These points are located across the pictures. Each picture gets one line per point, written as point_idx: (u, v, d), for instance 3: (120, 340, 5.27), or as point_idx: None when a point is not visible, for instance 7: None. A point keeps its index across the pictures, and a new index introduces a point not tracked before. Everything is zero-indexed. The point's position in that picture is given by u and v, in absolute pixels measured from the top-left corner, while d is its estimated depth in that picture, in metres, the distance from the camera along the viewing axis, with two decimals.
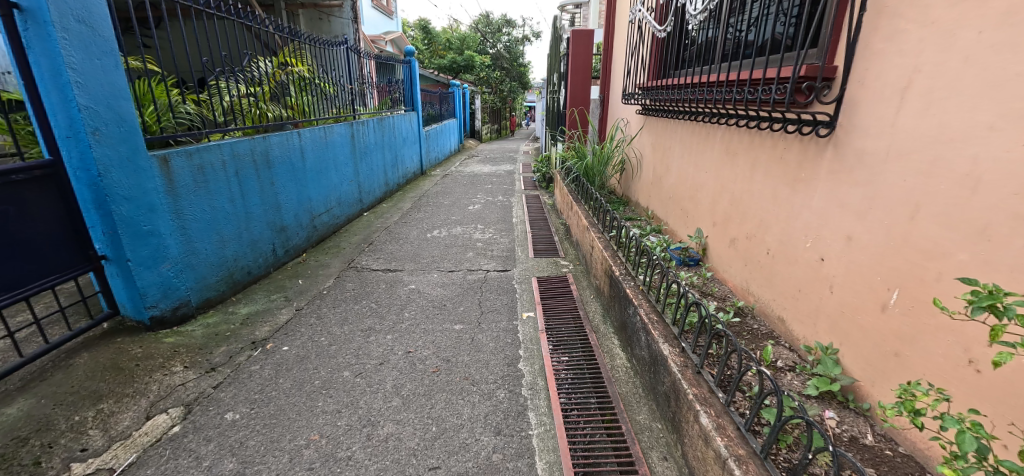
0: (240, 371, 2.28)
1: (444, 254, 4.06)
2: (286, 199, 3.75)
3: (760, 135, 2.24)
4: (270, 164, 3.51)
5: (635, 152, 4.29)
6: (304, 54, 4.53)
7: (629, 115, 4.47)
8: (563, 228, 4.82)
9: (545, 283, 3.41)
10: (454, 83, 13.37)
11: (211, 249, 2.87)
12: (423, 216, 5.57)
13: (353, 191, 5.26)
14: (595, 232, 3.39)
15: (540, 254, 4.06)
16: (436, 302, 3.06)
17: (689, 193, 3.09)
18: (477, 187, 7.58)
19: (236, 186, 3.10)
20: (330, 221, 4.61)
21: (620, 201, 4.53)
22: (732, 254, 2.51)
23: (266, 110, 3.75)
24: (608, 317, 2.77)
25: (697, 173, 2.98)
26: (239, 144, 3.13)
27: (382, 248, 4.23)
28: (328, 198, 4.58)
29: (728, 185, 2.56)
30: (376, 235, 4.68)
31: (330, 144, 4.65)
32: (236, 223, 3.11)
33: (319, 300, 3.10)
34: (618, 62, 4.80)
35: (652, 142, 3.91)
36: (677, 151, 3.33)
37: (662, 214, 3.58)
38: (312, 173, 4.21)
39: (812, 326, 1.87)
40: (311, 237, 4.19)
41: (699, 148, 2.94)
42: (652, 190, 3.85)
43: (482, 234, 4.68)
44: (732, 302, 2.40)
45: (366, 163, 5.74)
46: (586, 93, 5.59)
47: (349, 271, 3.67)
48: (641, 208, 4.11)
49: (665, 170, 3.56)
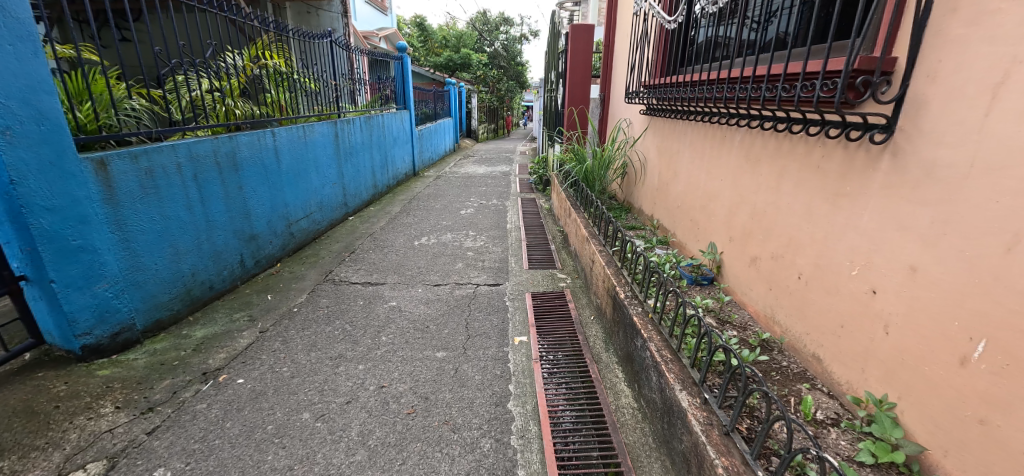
0: (184, 411, 1.94)
1: (431, 265, 3.73)
2: (257, 205, 3.41)
3: (791, 140, 1.93)
4: (238, 166, 3.18)
5: (638, 155, 3.97)
6: (281, 47, 4.18)
7: (632, 115, 4.16)
8: (560, 236, 4.50)
9: (540, 299, 3.09)
10: (449, 81, 13.02)
11: (163, 264, 2.54)
12: (411, 221, 5.23)
13: (336, 195, 4.92)
14: (595, 244, 3.06)
15: (535, 266, 3.74)
16: (418, 324, 2.73)
17: (701, 203, 2.77)
18: (471, 190, 7.24)
19: (195, 191, 2.78)
20: (309, 227, 4.27)
21: (621, 208, 4.22)
22: (754, 275, 2.20)
23: (234, 108, 3.40)
24: (610, 345, 2.45)
25: (710, 181, 2.66)
26: (199, 144, 2.80)
27: (364, 258, 3.89)
28: (307, 203, 4.25)
29: (748, 197, 2.25)
30: (359, 242, 4.35)
31: (310, 144, 4.31)
32: (195, 234, 2.78)
33: (288, 320, 2.77)
34: (621, 59, 4.48)
35: (657, 145, 3.60)
36: (686, 157, 3.02)
37: (669, 225, 3.27)
38: (288, 176, 3.87)
39: (861, 371, 1.56)
40: (286, 245, 3.85)
41: (713, 153, 2.63)
42: (658, 197, 3.54)
43: (473, 242, 4.35)
44: (755, 331, 2.09)
45: (351, 165, 5.40)
46: (586, 93, 5.27)
47: (325, 285, 3.33)
48: (645, 217, 3.79)
49: (673, 176, 3.25)
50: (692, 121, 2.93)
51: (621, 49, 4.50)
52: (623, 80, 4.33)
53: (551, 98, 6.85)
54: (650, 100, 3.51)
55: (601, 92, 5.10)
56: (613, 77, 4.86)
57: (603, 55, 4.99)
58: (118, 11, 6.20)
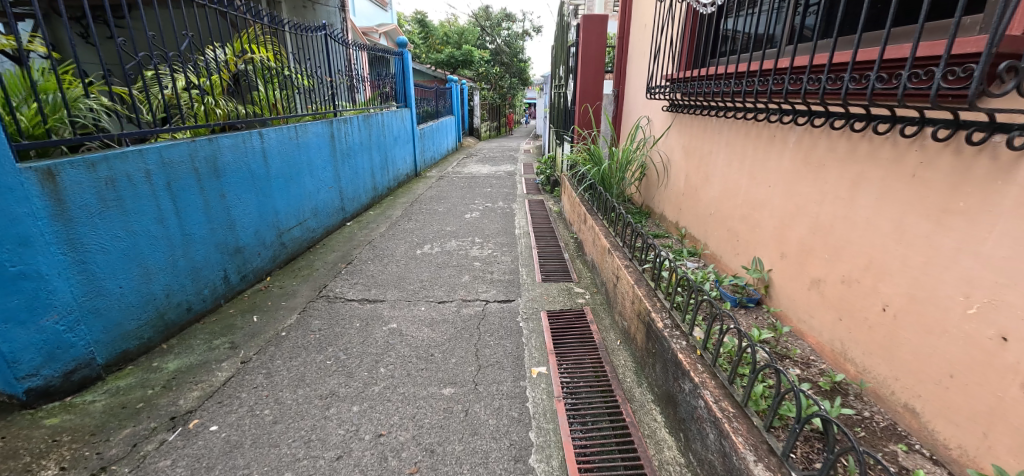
0: (142, 471, 1.64)
1: (435, 278, 3.40)
2: (241, 214, 3.10)
3: (869, 142, 1.59)
4: (219, 172, 2.87)
5: (660, 156, 3.63)
6: (270, 40, 3.83)
7: (651, 111, 3.81)
8: (574, 243, 4.17)
9: (557, 320, 2.76)
10: (452, 79, 12.68)
11: (129, 287, 2.23)
12: (413, 226, 4.91)
13: (333, 199, 4.60)
14: (620, 257, 2.73)
15: (549, 278, 3.42)
16: (421, 351, 2.40)
17: (742, 212, 2.44)
18: (475, 191, 6.90)
19: (168, 202, 2.47)
20: (302, 235, 3.95)
21: (640, 213, 3.89)
22: (817, 301, 1.87)
23: (215, 107, 3.06)
24: (644, 378, 2.12)
25: (754, 187, 2.33)
26: (172, 148, 2.50)
27: (361, 270, 3.57)
28: (301, 209, 3.93)
29: (809, 208, 1.91)
30: (357, 251, 4.03)
31: (304, 146, 3.99)
32: (169, 250, 2.47)
33: (274, 348, 2.45)
34: (639, 52, 4.13)
35: (682, 145, 3.27)
36: (721, 158, 2.68)
37: (700, 235, 2.93)
38: (278, 181, 3.55)
39: (982, 437, 1.23)
40: (277, 258, 3.53)
41: (757, 156, 2.30)
42: (685, 203, 3.21)
43: (480, 250, 4.02)
44: (821, 370, 1.76)
45: (349, 166, 5.08)
46: (599, 89, 4.92)
47: (318, 303, 3.01)
48: (669, 223, 3.46)
49: (703, 179, 2.92)
50: (728, 118, 2.59)
51: (639, 40, 4.15)
52: (642, 75, 3.99)
53: (559, 94, 6.48)
54: (676, 93, 3.14)
55: (616, 88, 4.75)
56: (629, 72, 4.51)
57: (618, 48, 4.64)
58: (103, 9, 5.87)
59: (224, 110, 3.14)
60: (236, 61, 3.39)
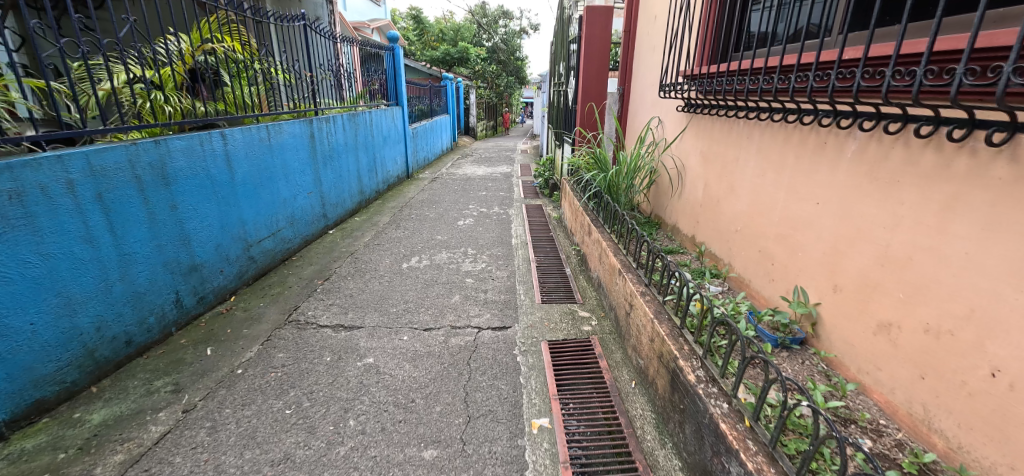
0: None
1: (421, 299, 3.01)
2: (197, 227, 2.71)
3: (973, 156, 1.25)
4: (168, 179, 2.49)
5: (673, 161, 3.26)
6: (237, 29, 3.41)
7: (662, 111, 3.44)
8: (576, 256, 3.80)
9: (559, 353, 2.39)
10: (446, 76, 12.26)
11: (44, 323, 1.86)
12: (400, 235, 4.51)
13: (312, 206, 4.20)
14: (632, 279, 2.34)
15: (549, 299, 3.04)
16: (400, 396, 2.03)
17: (778, 232, 2.08)
18: (469, 195, 6.50)
19: (100, 218, 2.09)
20: (275, 247, 3.55)
21: (649, 224, 3.53)
22: (887, 351, 1.51)
23: (164, 103, 2.63)
24: (668, 436, 1.76)
25: (795, 203, 1.96)
26: (104, 153, 2.11)
27: (339, 289, 3.18)
28: (274, 218, 3.54)
29: (874, 234, 1.56)
30: (337, 265, 3.64)
31: (279, 148, 3.59)
32: (102, 275, 2.09)
33: (224, 391, 2.06)
34: (649, 47, 3.76)
35: (699, 150, 2.90)
36: (748, 167, 2.32)
37: (722, 253, 2.57)
38: (244, 187, 3.14)
39: None
40: (243, 274, 3.14)
41: (799, 166, 1.93)
42: (702, 215, 2.85)
43: (473, 264, 3.64)
44: (898, 441, 1.41)
45: (331, 169, 4.67)
46: (603, 87, 4.56)
47: (285, 330, 2.62)
48: (684, 237, 3.10)
49: (726, 188, 2.56)
50: (759, 120, 2.23)
51: (648, 34, 3.78)
52: (653, 72, 3.63)
53: (559, 93, 6.09)
54: (695, 91, 2.76)
55: (621, 87, 4.38)
56: (636, 69, 4.14)
57: (624, 43, 4.28)
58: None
59: (177, 107, 2.72)
60: (195, 53, 2.99)
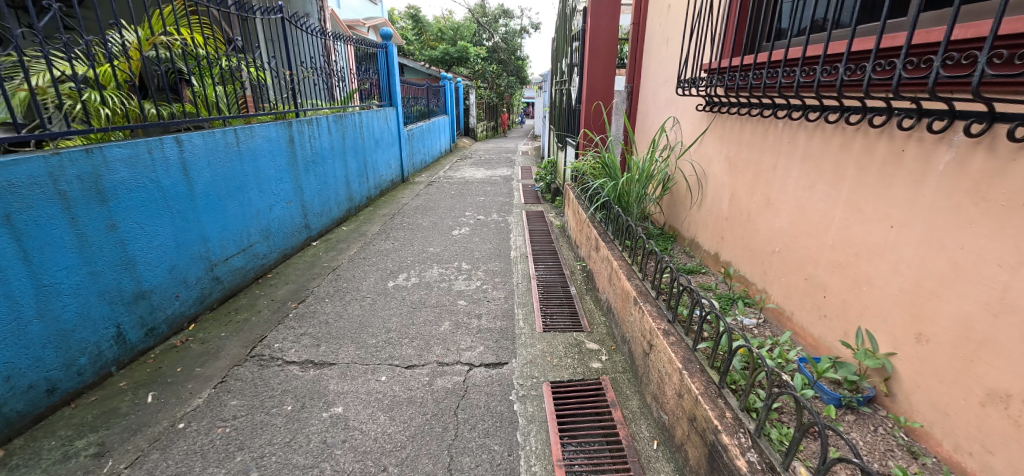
0: None
1: (405, 327, 2.63)
2: (144, 248, 2.35)
3: None
4: (105, 194, 2.14)
5: (693, 167, 2.87)
6: (201, 21, 3.03)
7: (679, 110, 3.05)
8: (583, 272, 3.41)
9: (565, 400, 2.01)
10: (445, 76, 11.87)
11: None
12: (390, 247, 4.14)
13: (292, 216, 3.82)
14: (653, 311, 1.96)
15: (552, 326, 2.66)
16: (370, 462, 1.66)
17: (834, 259, 1.70)
18: (467, 200, 6.11)
19: (7, 244, 1.76)
20: (246, 265, 3.19)
21: (664, 237, 3.15)
22: (1001, 429, 1.14)
23: (100, 105, 2.25)
24: None
25: (858, 224, 1.59)
26: (14, 166, 1.78)
27: (314, 314, 2.80)
28: (245, 232, 3.17)
29: (982, 271, 1.19)
30: (316, 284, 3.27)
31: (250, 154, 3.21)
32: (10, 313, 1.76)
33: (158, 455, 1.72)
34: (662, 40, 3.38)
35: (724, 155, 2.51)
36: (791, 176, 1.94)
37: (756, 278, 2.19)
38: (206, 199, 2.78)
39: None
40: (206, 298, 2.78)
41: (865, 179, 1.56)
42: (728, 229, 2.47)
43: (467, 282, 3.26)
44: None
45: (315, 175, 4.29)
46: (610, 85, 4.16)
47: (244, 368, 2.25)
48: (707, 254, 2.71)
49: (759, 200, 2.18)
50: (804, 121, 1.86)
51: (662, 26, 3.39)
52: (668, 68, 3.24)
53: (562, 92, 5.68)
54: (718, 87, 2.38)
55: (630, 84, 4.01)
56: (646, 65, 3.77)
57: (633, 38, 3.90)
58: None
59: (119, 110, 2.35)
60: (145, 47, 2.62)
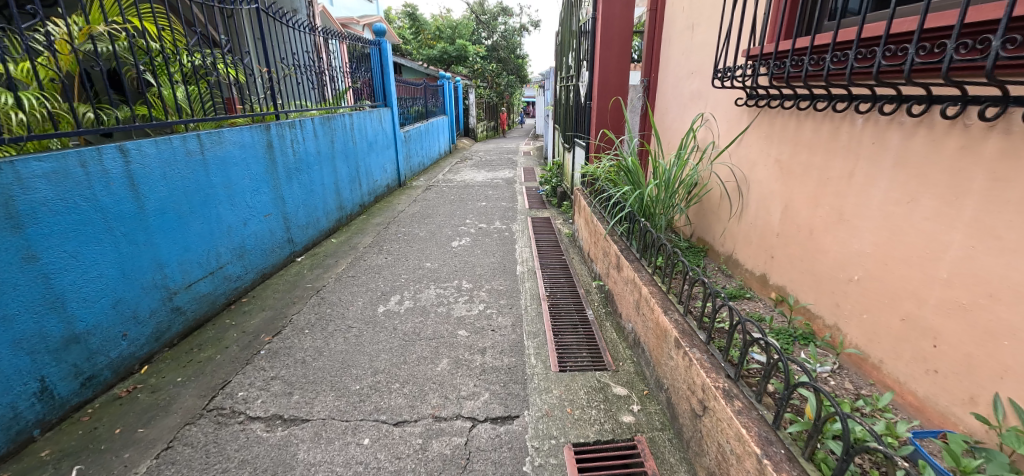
0: None
1: (395, 366, 2.22)
2: (77, 283, 1.95)
3: None
4: (19, 218, 1.75)
5: (732, 173, 2.45)
6: (154, 10, 2.60)
7: (710, 106, 2.63)
8: (601, 292, 2.99)
9: (594, 471, 1.60)
10: (444, 76, 11.43)
11: None
12: (382, 261, 3.73)
13: (272, 231, 3.41)
14: (708, 359, 1.54)
15: (569, 363, 2.24)
16: None
17: (952, 299, 1.29)
18: (467, 206, 5.69)
19: None
20: (215, 291, 2.78)
21: (695, 252, 2.73)
22: None
23: (14, 109, 1.83)
24: None
25: (994, 256, 1.18)
26: None
27: (289, 350, 2.39)
28: (213, 253, 2.76)
29: None
30: (296, 310, 2.86)
31: (217, 163, 2.81)
32: None
33: None
34: (686, 26, 2.98)
35: (773, 158, 2.10)
36: (878, 186, 1.53)
37: (823, 311, 1.78)
38: (161, 218, 2.38)
39: None
40: (162, 334, 2.38)
41: (1006, 195, 1.15)
42: (779, 247, 2.06)
43: (468, 307, 2.84)
44: None
45: (299, 183, 3.87)
46: (625, 79, 3.74)
47: (197, 429, 1.85)
48: (750, 275, 2.30)
49: (826, 214, 1.77)
50: (898, 116, 1.45)
51: (686, 10, 2.98)
52: (696, 56, 2.83)
53: (569, 88, 5.25)
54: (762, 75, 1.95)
55: (647, 78, 3.61)
56: (666, 56, 3.36)
57: (649, 27, 3.51)
58: None
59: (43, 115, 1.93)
60: (82, 40, 2.20)
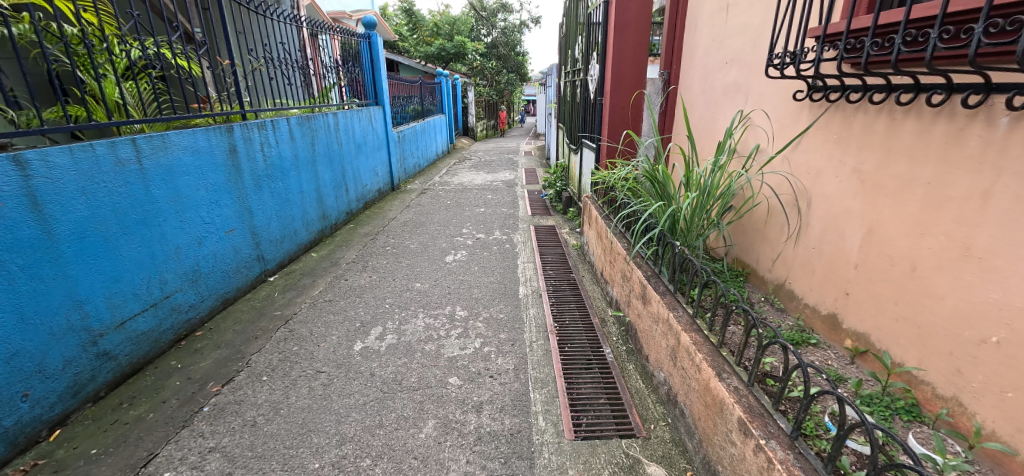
0: None
1: (368, 431, 1.76)
2: None
3: None
4: None
5: (788, 185, 1.98)
6: None
7: (756, 102, 2.16)
8: (620, 323, 2.52)
9: None
10: (441, 73, 10.96)
11: None
12: (365, 281, 3.26)
13: (236, 249, 2.94)
14: (798, 463, 1.08)
15: (587, 425, 1.78)
16: None
17: None
18: (464, 213, 5.21)
19: None
20: (160, 327, 2.32)
21: (737, 279, 2.26)
22: None
23: None
24: None
25: None
26: None
27: (239, 406, 1.93)
28: (155, 281, 2.30)
29: None
30: (257, 348, 2.39)
31: (160, 173, 2.34)
32: None
33: None
34: (718, 7, 2.52)
35: (853, 169, 1.63)
36: None
37: (936, 378, 1.33)
38: (77, 243, 1.91)
39: None
40: (80, 388, 1.91)
41: None
42: (858, 283, 1.60)
43: (461, 343, 2.38)
44: None
45: (271, 192, 3.40)
46: (642, 72, 3.27)
47: None
48: (813, 313, 1.83)
49: (940, 247, 1.32)
50: None
51: None
52: (732, 42, 2.37)
53: (576, 84, 4.80)
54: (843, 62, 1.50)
55: (668, 70, 3.14)
56: (691, 44, 2.90)
57: (670, 12, 3.05)
58: None
59: None
60: None
